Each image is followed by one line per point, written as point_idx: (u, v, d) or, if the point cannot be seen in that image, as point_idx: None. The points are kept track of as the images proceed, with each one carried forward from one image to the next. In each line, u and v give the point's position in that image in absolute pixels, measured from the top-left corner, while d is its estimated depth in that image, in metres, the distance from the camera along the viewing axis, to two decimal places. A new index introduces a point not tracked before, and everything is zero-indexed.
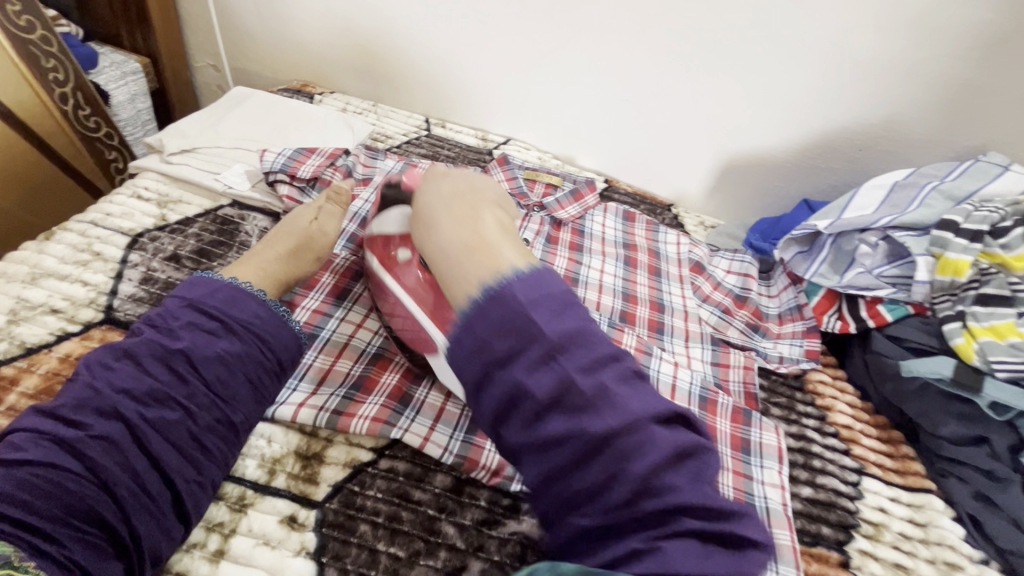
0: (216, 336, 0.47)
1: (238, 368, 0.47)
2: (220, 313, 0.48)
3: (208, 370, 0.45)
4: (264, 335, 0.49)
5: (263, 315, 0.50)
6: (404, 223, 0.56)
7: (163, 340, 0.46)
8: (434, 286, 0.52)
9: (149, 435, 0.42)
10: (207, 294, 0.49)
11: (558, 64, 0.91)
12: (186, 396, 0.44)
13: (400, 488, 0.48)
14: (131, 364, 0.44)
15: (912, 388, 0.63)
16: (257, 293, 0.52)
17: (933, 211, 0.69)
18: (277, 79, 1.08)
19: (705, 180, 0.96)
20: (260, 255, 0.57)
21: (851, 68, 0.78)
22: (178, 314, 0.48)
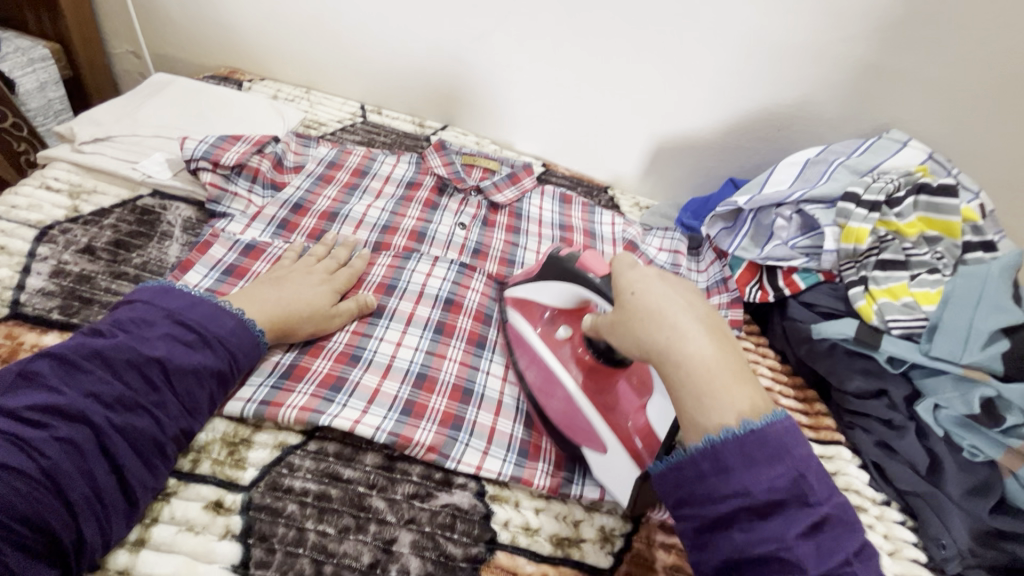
0: (192, 348, 0.47)
1: (210, 385, 0.47)
2: (199, 328, 0.48)
3: (181, 382, 0.45)
4: (236, 352, 0.50)
5: (238, 331, 0.51)
6: (563, 302, 0.59)
7: (139, 346, 0.44)
8: (595, 368, 0.57)
9: (117, 441, 0.41)
10: (187, 307, 0.49)
11: (492, 50, 0.91)
12: (157, 405, 0.44)
13: (330, 468, 0.49)
14: (99, 364, 0.43)
15: (823, 348, 0.69)
16: (238, 313, 0.52)
17: (839, 183, 0.74)
18: (203, 66, 1.04)
19: (639, 162, 0.99)
20: (264, 294, 0.57)
21: (767, 52, 0.82)
22: (156, 322, 0.47)
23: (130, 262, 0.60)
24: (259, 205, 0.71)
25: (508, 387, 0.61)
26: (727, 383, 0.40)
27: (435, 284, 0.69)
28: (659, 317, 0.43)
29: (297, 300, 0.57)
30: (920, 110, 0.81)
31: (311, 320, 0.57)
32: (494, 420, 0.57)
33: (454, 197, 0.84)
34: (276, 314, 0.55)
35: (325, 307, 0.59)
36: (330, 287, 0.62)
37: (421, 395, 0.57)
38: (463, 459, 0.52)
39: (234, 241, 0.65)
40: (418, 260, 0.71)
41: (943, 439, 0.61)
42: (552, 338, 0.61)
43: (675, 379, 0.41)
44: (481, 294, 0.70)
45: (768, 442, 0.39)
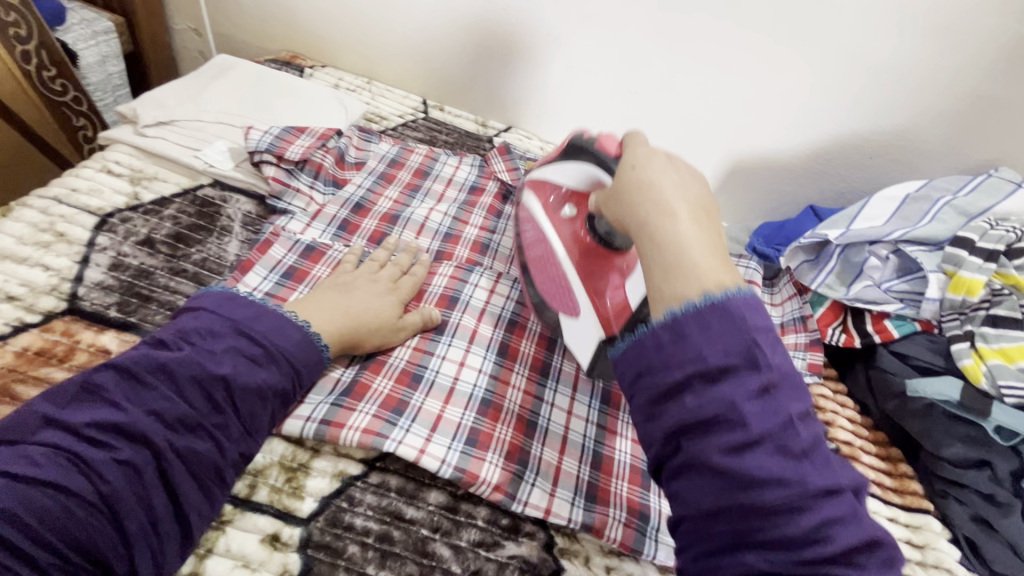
0: (257, 364, 0.43)
1: (273, 405, 0.44)
2: (265, 342, 0.45)
3: (245, 402, 0.42)
4: (300, 370, 0.46)
5: (303, 347, 0.47)
6: (576, 182, 0.57)
7: (203, 361, 0.41)
8: (588, 249, 0.58)
9: (176, 466, 0.37)
10: (252, 318, 0.45)
11: (567, 51, 0.86)
12: (219, 427, 0.40)
13: (392, 505, 0.45)
14: (162, 378, 0.39)
15: (917, 407, 0.62)
16: (304, 326, 0.48)
17: (946, 226, 0.68)
18: (262, 48, 1.00)
19: (711, 180, 0.93)
20: (328, 300, 0.53)
21: (871, 74, 0.75)
22: (222, 335, 0.43)
23: (189, 258, 0.57)
24: (320, 204, 0.67)
25: (573, 421, 0.56)
26: (701, 254, 0.37)
27: (498, 302, 0.64)
28: (657, 199, 0.40)
29: (365, 311, 0.54)
30: None
31: (378, 332, 0.54)
32: (559, 459, 0.52)
33: None
34: (343, 323, 0.51)
35: (392, 319, 0.55)
36: (396, 298, 0.58)
37: (485, 423, 0.52)
38: (531, 501, 0.48)
39: (295, 242, 0.62)
40: (482, 274, 0.67)
41: None
42: (563, 222, 0.60)
43: (658, 259, 0.38)
44: None
45: (725, 313, 0.34)
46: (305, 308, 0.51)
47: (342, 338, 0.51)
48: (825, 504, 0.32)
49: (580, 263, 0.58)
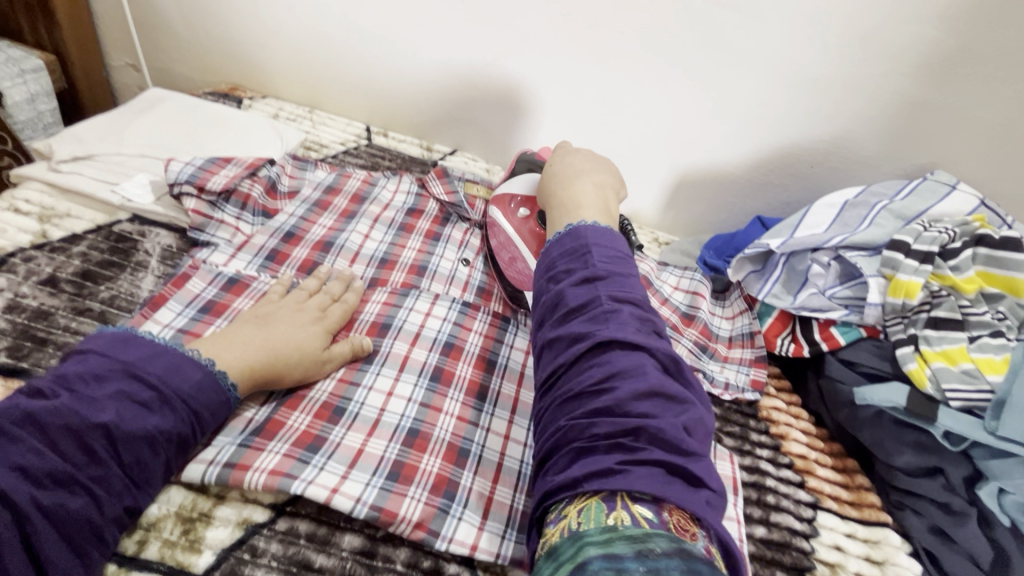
0: (148, 409, 0.40)
1: (167, 452, 0.41)
2: (160, 385, 0.41)
3: (130, 452, 0.39)
4: (202, 413, 0.43)
5: (206, 386, 0.44)
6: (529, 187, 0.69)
7: (82, 410, 0.38)
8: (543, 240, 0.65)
9: (41, 525, 0.34)
10: (147, 358, 0.43)
11: (505, 72, 0.86)
12: (98, 480, 0.37)
13: (300, 553, 0.41)
14: (32, 430, 0.36)
15: (867, 415, 0.61)
16: (208, 364, 0.45)
17: (884, 230, 0.68)
18: (204, 82, 1.00)
19: (659, 195, 0.93)
20: (247, 332, 0.51)
21: (801, 83, 0.76)
22: (108, 379, 0.40)
23: (96, 296, 0.54)
24: (247, 234, 0.65)
25: (510, 447, 0.53)
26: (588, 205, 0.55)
27: (433, 327, 0.62)
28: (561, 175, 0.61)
29: (285, 344, 0.51)
30: (968, 151, 0.75)
31: (299, 365, 0.51)
32: (491, 488, 0.49)
33: (459, 227, 0.78)
34: (257, 357, 0.49)
35: (316, 351, 0.52)
36: (323, 328, 0.55)
37: (411, 454, 0.49)
38: (456, 537, 0.45)
39: (216, 274, 0.60)
40: (417, 298, 0.65)
41: (1010, 530, 0.54)
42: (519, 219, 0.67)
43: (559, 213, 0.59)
44: (484, 337, 0.63)
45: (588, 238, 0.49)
46: (216, 344, 0.48)
47: (258, 378, 0.48)
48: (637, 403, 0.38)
49: (539, 249, 0.65)
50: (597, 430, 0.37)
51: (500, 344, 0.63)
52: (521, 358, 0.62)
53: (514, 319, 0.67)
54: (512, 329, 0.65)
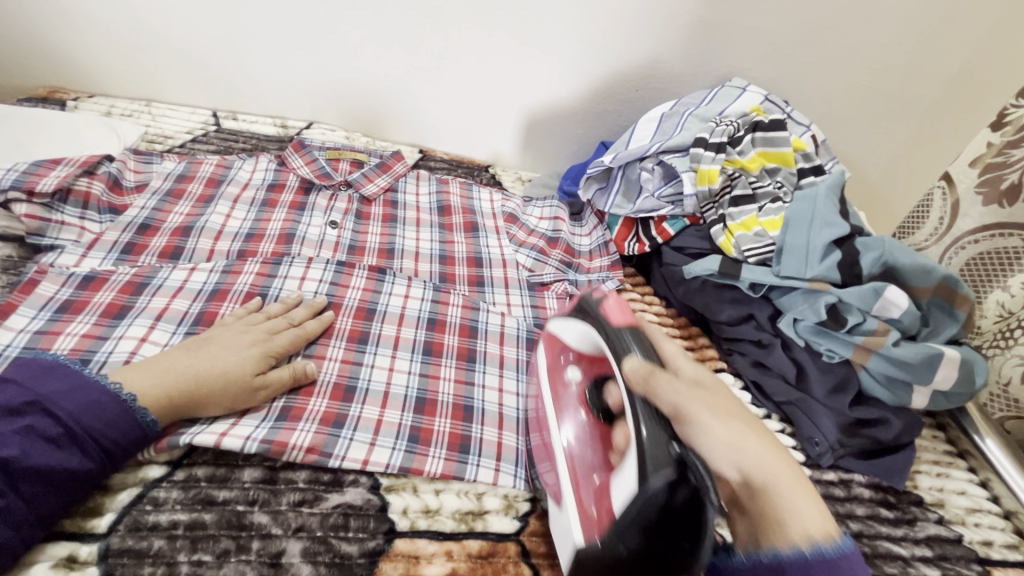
0: (56, 446, 0.41)
1: (70, 489, 0.41)
2: (72, 421, 0.42)
3: (33, 485, 0.40)
4: (114, 449, 0.44)
5: (123, 426, 0.44)
6: (591, 347, 0.54)
7: None
8: (594, 445, 0.50)
9: None
10: (66, 393, 0.44)
11: (342, 39, 0.88)
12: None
13: (203, 493, 0.45)
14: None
15: (695, 286, 0.73)
16: (120, 397, 0.45)
17: (690, 132, 0.79)
18: (16, 91, 0.92)
19: (516, 137, 1.01)
20: (169, 361, 0.50)
21: (610, 14, 0.85)
22: (22, 414, 0.41)
23: None
24: (96, 232, 0.65)
25: (396, 376, 0.60)
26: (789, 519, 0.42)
27: (312, 287, 0.67)
28: (714, 405, 0.47)
29: (214, 372, 0.50)
30: (752, 57, 0.88)
31: (228, 394, 0.50)
32: (381, 411, 0.56)
33: (322, 194, 0.81)
34: (179, 387, 0.48)
35: (248, 379, 0.51)
36: (262, 350, 0.54)
37: (298, 397, 0.54)
38: (348, 455, 0.51)
39: (68, 274, 0.59)
40: (291, 264, 0.68)
41: (804, 347, 0.67)
42: (567, 391, 0.55)
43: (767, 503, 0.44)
44: (362, 290, 0.69)
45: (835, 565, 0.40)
46: (140, 371, 0.48)
47: (176, 405, 0.47)
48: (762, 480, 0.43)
49: (569, 426, 0.52)
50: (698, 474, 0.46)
51: (378, 294, 0.69)
52: (400, 302, 0.69)
53: (390, 271, 0.73)
54: (388, 278, 0.71)
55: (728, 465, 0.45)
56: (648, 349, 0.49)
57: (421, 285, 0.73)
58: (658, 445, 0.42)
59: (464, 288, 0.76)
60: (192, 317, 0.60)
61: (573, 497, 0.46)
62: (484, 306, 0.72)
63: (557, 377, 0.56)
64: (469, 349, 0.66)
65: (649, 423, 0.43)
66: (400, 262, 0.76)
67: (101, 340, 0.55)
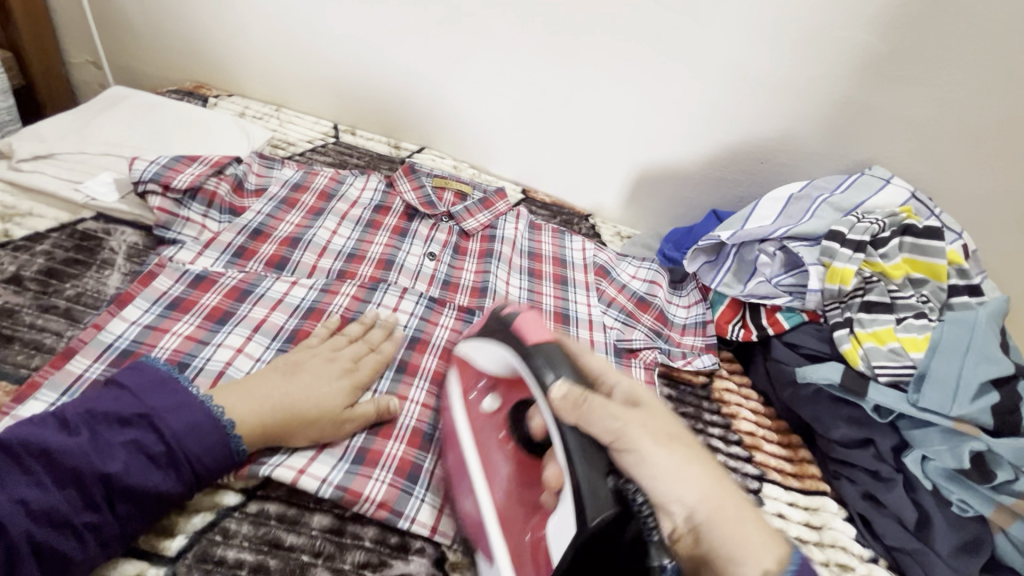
0: (153, 466, 0.41)
1: (158, 511, 0.41)
2: (172, 441, 0.42)
3: (125, 504, 0.40)
4: (203, 476, 0.43)
5: (217, 453, 0.44)
6: (505, 368, 0.52)
7: (93, 458, 0.40)
8: (507, 451, 0.50)
9: (34, 564, 0.37)
10: (172, 410, 0.43)
11: (470, 72, 0.88)
12: (91, 529, 0.39)
13: (271, 533, 0.44)
14: (44, 464, 0.39)
15: (807, 393, 0.66)
16: (218, 422, 0.44)
17: (824, 222, 0.73)
18: (167, 80, 0.99)
19: (621, 192, 0.97)
20: (265, 381, 0.50)
21: (748, 83, 0.80)
22: (130, 425, 0.42)
23: (61, 294, 0.55)
24: (214, 231, 0.66)
25: None
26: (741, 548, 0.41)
27: (402, 319, 0.65)
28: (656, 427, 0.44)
29: (304, 400, 0.49)
30: (900, 147, 0.80)
31: (315, 425, 0.48)
32: None
33: (424, 222, 0.81)
34: (270, 413, 0.47)
35: (335, 411, 0.50)
36: (350, 383, 0.53)
37: (376, 439, 0.52)
38: (418, 518, 0.48)
39: (182, 271, 0.61)
40: (385, 292, 0.68)
41: (931, 492, 0.58)
42: (481, 417, 0.52)
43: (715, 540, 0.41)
44: (451, 330, 0.67)
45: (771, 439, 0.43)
46: (239, 391, 0.47)
47: (268, 430, 0.46)
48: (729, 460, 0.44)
49: (493, 458, 0.49)
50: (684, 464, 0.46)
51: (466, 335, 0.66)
52: None
53: (479, 312, 0.70)
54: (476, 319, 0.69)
55: (672, 498, 0.41)
56: (566, 364, 0.47)
57: None
58: (594, 479, 0.40)
59: None
60: (286, 333, 0.59)
61: (483, 484, 0.48)
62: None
63: (465, 375, 0.55)
64: None
65: (571, 444, 0.42)
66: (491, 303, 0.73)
67: (201, 344, 0.55)
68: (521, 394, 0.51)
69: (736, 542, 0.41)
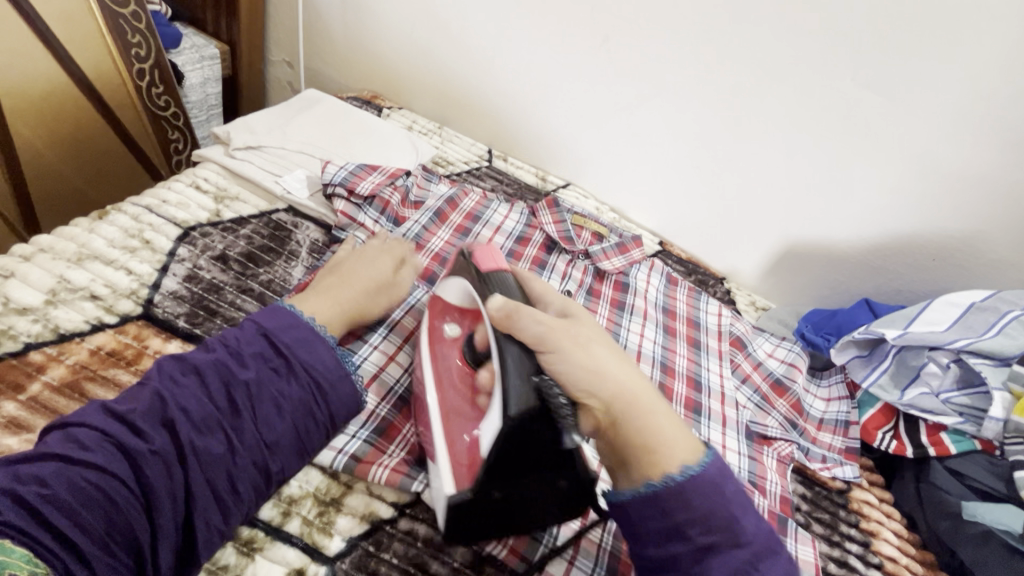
0: (279, 375, 0.46)
1: (292, 418, 0.45)
2: (289, 354, 0.47)
3: (261, 409, 0.44)
4: (324, 385, 0.47)
5: (330, 362, 0.48)
6: (465, 299, 0.51)
7: (232, 365, 0.45)
8: (465, 372, 0.50)
9: (196, 467, 0.40)
10: (284, 328, 0.48)
11: (632, 121, 0.89)
12: (236, 431, 0.43)
13: (418, 556, 0.45)
14: (195, 379, 0.44)
15: (972, 532, 0.58)
16: (312, 322, 0.50)
17: (1016, 342, 0.65)
18: (347, 85, 1.08)
19: (762, 261, 0.92)
20: (324, 283, 0.56)
21: (938, 177, 0.75)
22: (252, 340, 0.47)
23: (257, 278, 0.60)
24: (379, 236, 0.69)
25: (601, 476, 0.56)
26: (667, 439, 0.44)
27: None
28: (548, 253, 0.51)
29: (366, 281, 0.57)
30: None
31: (382, 295, 0.58)
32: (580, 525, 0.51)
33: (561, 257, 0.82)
34: (349, 299, 0.55)
35: (390, 279, 0.59)
36: (389, 256, 0.61)
37: None
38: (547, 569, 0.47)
39: None
40: None
41: None
42: (444, 346, 0.52)
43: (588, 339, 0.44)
44: None
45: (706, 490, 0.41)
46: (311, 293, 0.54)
47: (354, 312, 0.55)
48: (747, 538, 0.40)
49: (437, 373, 0.51)
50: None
51: None
52: None
53: None
54: None
55: (591, 391, 0.44)
56: (516, 290, 0.49)
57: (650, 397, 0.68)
58: (521, 369, 0.43)
59: (679, 410, 0.68)
60: None
61: (435, 399, 0.49)
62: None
63: (437, 339, 0.53)
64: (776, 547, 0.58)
65: (506, 351, 0.43)
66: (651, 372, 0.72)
67: (360, 341, 0.58)
68: (476, 327, 0.50)
69: (657, 417, 0.45)
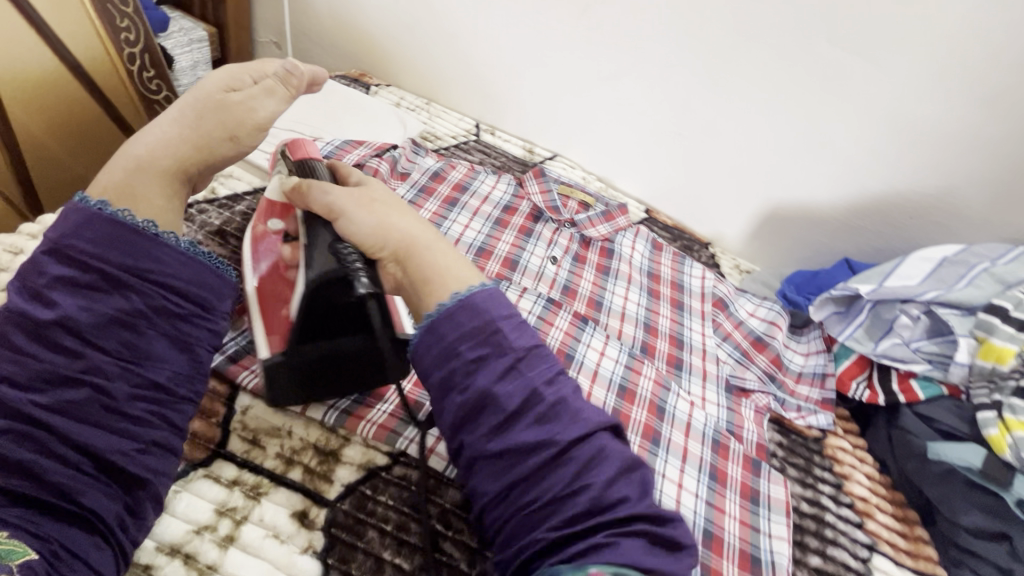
0: (102, 292, 0.40)
1: (147, 328, 0.41)
2: (100, 262, 0.40)
3: (105, 336, 0.39)
4: (170, 281, 0.42)
5: (156, 254, 0.42)
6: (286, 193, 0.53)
7: (37, 309, 0.38)
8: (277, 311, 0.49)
9: (56, 418, 0.37)
10: (74, 231, 0.41)
11: (614, 91, 0.90)
12: (88, 369, 0.38)
13: (412, 498, 0.49)
14: (6, 341, 0.38)
15: (937, 471, 0.62)
16: (114, 214, 0.42)
17: (982, 292, 0.68)
18: (335, 65, 1.10)
19: (746, 225, 0.94)
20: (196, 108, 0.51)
21: (913, 135, 0.76)
22: (47, 267, 0.40)
23: None
24: None
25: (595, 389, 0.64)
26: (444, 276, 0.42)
27: None
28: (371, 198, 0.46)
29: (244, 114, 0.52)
30: None
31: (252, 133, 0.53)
32: None
33: (548, 226, 0.84)
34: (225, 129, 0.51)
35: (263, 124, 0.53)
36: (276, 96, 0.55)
37: None
38: None
39: None
40: (507, 289, 0.71)
41: None
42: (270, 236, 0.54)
43: (418, 267, 0.43)
44: (653, 382, 0.67)
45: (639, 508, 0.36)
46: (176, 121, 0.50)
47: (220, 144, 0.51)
48: (574, 477, 0.36)
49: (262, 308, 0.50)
50: (561, 540, 0.35)
51: (667, 392, 0.67)
52: (649, 386, 0.66)
53: (591, 322, 0.72)
54: (589, 329, 0.70)
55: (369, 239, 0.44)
56: (322, 170, 0.51)
57: (619, 347, 0.71)
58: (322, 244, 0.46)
59: (661, 365, 0.72)
60: None
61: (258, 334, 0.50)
62: (586, 338, 0.68)
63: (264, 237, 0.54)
64: (751, 487, 0.62)
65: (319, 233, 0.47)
66: (606, 320, 0.75)
67: None
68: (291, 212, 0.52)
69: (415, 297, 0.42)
